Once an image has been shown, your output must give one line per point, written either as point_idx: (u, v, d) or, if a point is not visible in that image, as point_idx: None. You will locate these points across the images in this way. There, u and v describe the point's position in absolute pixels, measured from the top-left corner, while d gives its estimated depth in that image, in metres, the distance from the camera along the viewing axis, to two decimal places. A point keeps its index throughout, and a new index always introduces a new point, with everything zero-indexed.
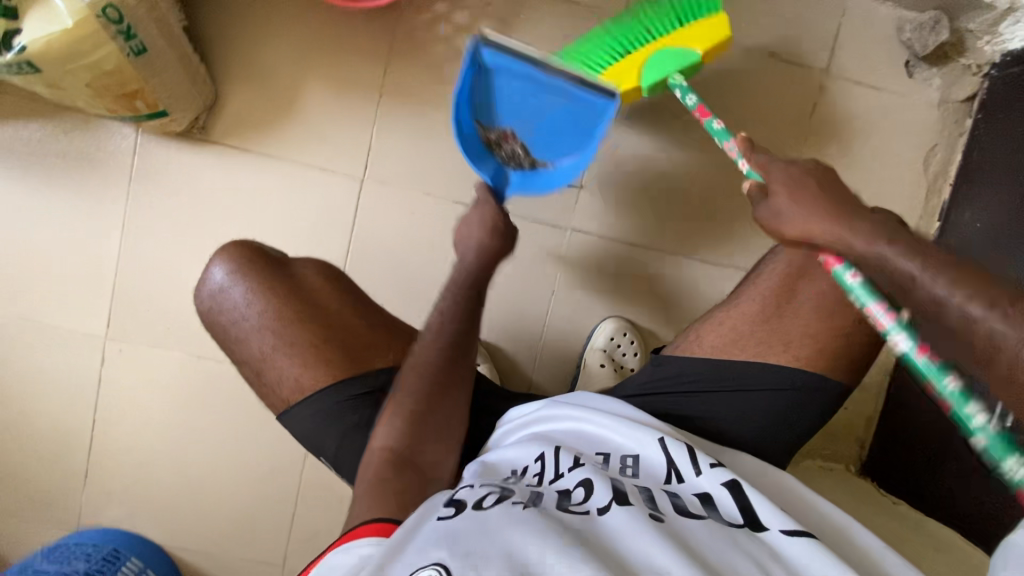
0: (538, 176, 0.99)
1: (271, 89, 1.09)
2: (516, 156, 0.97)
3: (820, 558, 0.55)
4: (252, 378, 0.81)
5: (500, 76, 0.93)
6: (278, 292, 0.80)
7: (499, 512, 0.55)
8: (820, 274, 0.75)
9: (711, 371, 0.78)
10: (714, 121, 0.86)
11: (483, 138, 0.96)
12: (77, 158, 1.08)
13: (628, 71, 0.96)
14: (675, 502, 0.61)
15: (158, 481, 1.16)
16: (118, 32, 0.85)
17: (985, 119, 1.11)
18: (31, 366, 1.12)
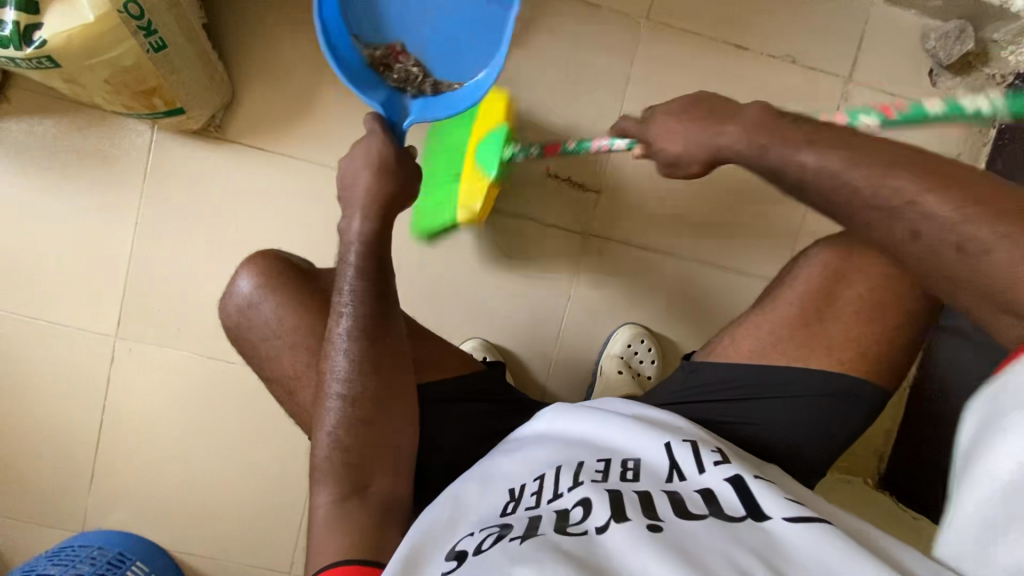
0: (441, 99, 0.84)
1: (289, 88, 1.08)
2: (410, 77, 0.83)
3: (828, 544, 0.51)
4: (283, 397, 0.79)
5: None
6: (310, 307, 0.79)
7: (498, 554, 0.53)
8: (858, 276, 0.74)
9: (755, 375, 0.76)
10: (565, 144, 0.92)
11: (368, 55, 0.83)
12: (92, 156, 1.07)
13: (474, 178, 1.02)
14: (676, 503, 0.58)
15: (165, 485, 1.15)
16: (139, 28, 0.84)
17: (1009, 129, 1.10)
18: (40, 365, 1.10)
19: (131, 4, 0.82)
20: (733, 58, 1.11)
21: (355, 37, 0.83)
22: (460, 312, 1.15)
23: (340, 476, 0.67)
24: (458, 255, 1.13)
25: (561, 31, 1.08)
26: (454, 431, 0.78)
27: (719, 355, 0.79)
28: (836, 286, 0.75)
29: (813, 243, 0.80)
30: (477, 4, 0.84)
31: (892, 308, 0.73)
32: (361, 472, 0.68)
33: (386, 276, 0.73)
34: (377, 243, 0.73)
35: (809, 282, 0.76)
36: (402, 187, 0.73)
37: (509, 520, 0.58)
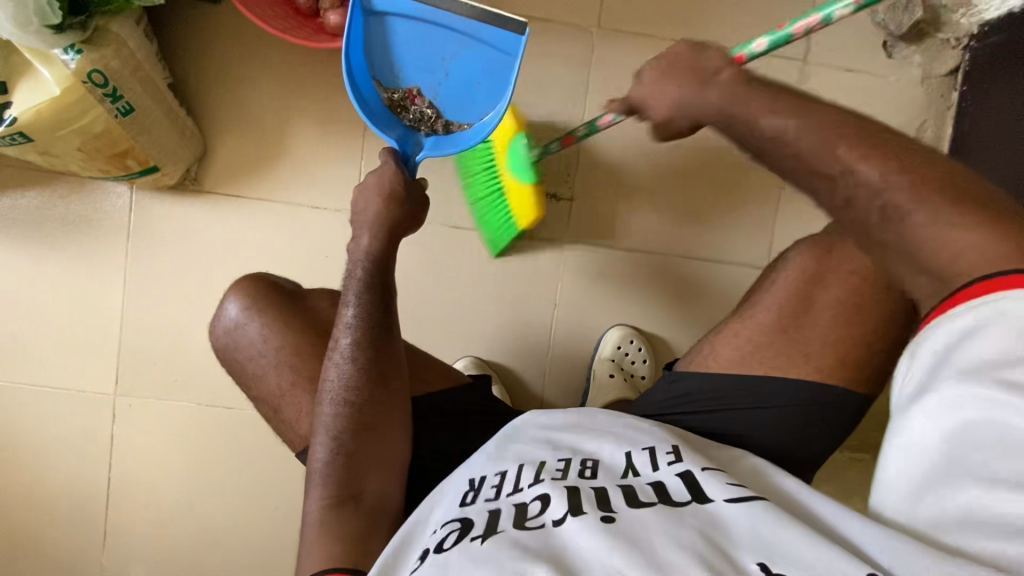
0: (452, 138, 0.86)
1: (259, 134, 1.11)
2: (424, 117, 0.86)
3: (764, 518, 0.53)
4: (269, 415, 0.81)
5: (397, 22, 0.83)
6: (294, 327, 0.80)
7: (458, 554, 0.54)
8: (834, 280, 0.74)
9: (736, 385, 0.76)
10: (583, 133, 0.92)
11: (387, 101, 0.86)
12: (76, 221, 1.10)
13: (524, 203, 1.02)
14: (627, 494, 0.59)
15: (178, 535, 1.15)
16: (104, 95, 0.88)
17: (971, 90, 1.11)
18: (44, 431, 1.12)
19: (95, 73, 0.86)
20: None
21: (377, 83, 0.85)
22: (450, 333, 1.16)
23: (329, 479, 0.68)
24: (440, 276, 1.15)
25: None
26: (445, 451, 0.78)
27: (699, 365, 0.80)
28: (812, 292, 0.75)
29: (790, 246, 0.81)
30: (484, 49, 0.82)
31: (872, 310, 0.72)
32: (351, 476, 0.68)
33: (388, 287, 0.76)
34: (383, 259, 0.75)
35: (785, 292, 0.77)
36: (410, 211, 0.75)
37: (469, 513, 0.60)
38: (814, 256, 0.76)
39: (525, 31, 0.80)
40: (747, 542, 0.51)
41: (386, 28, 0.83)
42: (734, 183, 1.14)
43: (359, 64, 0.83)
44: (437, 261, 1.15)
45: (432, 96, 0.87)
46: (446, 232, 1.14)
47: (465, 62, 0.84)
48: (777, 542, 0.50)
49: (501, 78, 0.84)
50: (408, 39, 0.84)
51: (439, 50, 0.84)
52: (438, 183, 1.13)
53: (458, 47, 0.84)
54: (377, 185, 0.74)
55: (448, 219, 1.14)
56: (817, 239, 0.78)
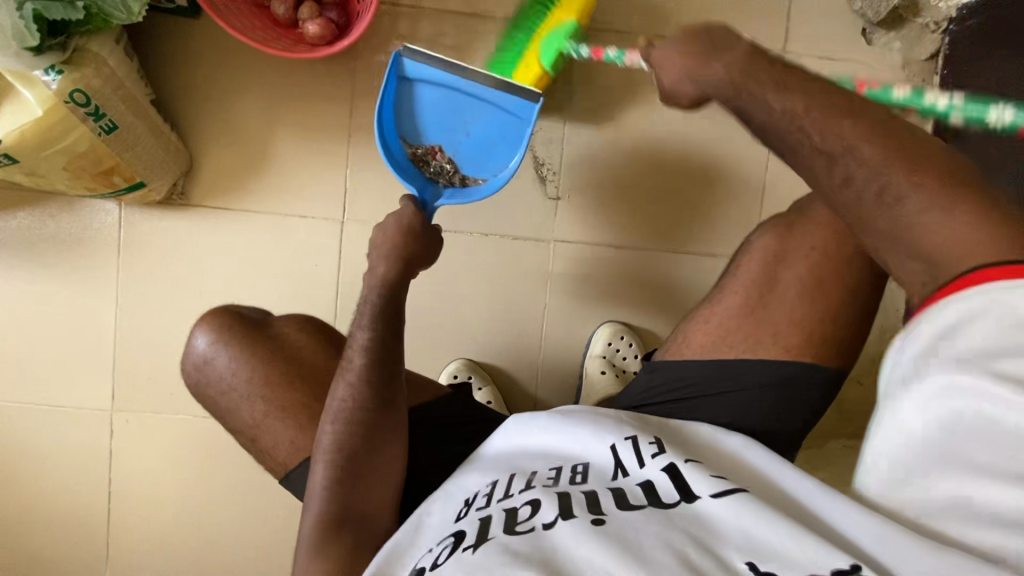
0: (469, 189, 0.91)
1: (244, 146, 1.11)
2: (443, 171, 0.91)
3: (750, 514, 0.53)
4: (249, 446, 0.81)
5: (425, 89, 0.92)
6: (263, 357, 0.81)
7: (451, 566, 0.55)
8: (796, 257, 0.76)
9: (708, 370, 0.78)
10: (609, 52, 0.88)
11: (410, 154, 0.91)
12: (66, 240, 1.11)
13: (528, 72, 1.02)
14: (617, 498, 0.59)
15: (180, 547, 1.16)
16: (87, 114, 0.89)
17: (952, 73, 1.12)
18: (43, 449, 1.13)
19: (77, 92, 0.87)
20: None
21: (403, 141, 0.92)
22: (441, 336, 1.17)
23: (324, 497, 0.68)
24: (429, 280, 1.16)
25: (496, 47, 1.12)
26: (434, 454, 0.79)
27: (675, 352, 0.82)
28: (776, 272, 0.77)
29: (754, 230, 0.83)
30: (504, 115, 0.92)
31: (834, 284, 0.74)
32: (348, 493, 0.69)
33: (398, 315, 0.77)
34: (396, 288, 0.76)
35: (749, 276, 0.79)
36: (424, 248, 0.77)
37: (462, 526, 0.61)
38: (775, 238, 0.79)
39: (540, 100, 0.89)
40: (737, 542, 0.51)
41: (414, 94, 0.92)
42: (719, 175, 1.15)
43: (388, 121, 0.90)
44: (427, 265, 1.15)
45: (451, 152, 0.93)
46: None
47: (485, 124, 0.93)
48: (762, 538, 0.50)
49: (517, 139, 0.92)
50: (435, 105, 0.92)
51: (461, 113, 0.93)
52: None
53: (478, 111, 0.92)
54: (392, 229, 0.76)
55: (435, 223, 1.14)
56: (774, 222, 0.80)
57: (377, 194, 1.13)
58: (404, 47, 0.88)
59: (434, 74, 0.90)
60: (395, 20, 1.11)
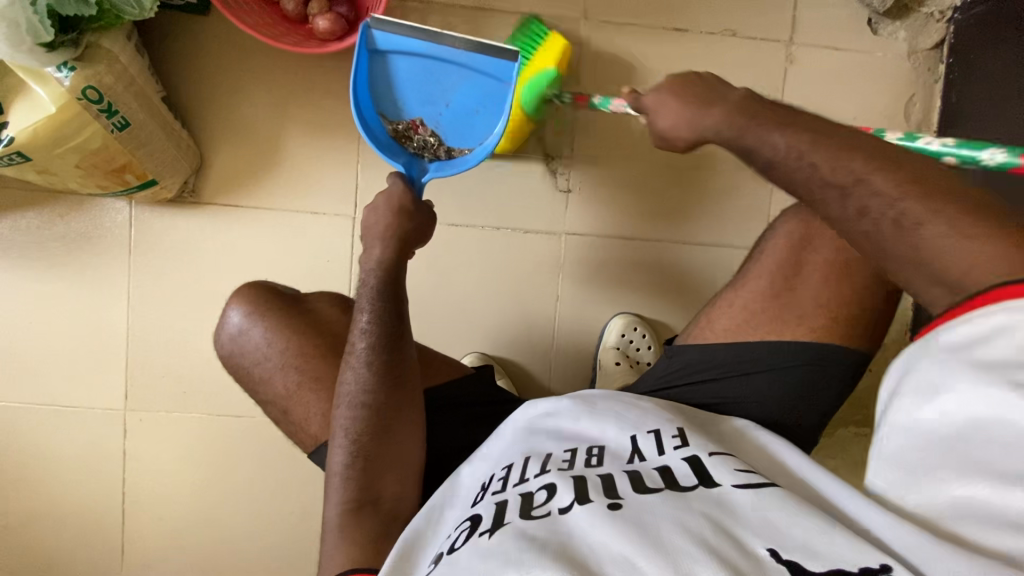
0: (456, 162, 0.87)
1: (254, 142, 1.11)
2: (427, 144, 0.88)
3: (773, 505, 0.53)
4: (279, 417, 0.82)
5: (399, 59, 0.87)
6: (299, 328, 0.82)
7: (468, 551, 0.55)
8: (820, 241, 0.77)
9: (734, 353, 0.78)
10: (593, 99, 0.92)
11: (391, 131, 0.87)
12: (76, 239, 1.11)
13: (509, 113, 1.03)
14: (633, 481, 0.59)
15: (194, 545, 1.16)
16: (99, 111, 0.88)
17: (958, 61, 1.13)
18: (56, 451, 1.13)
19: (89, 89, 0.86)
20: (676, 42, 1.14)
21: (381, 116, 0.88)
22: (455, 330, 1.17)
23: (342, 476, 0.69)
24: (442, 274, 1.16)
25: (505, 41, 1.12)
26: (457, 446, 0.79)
27: (698, 337, 0.82)
28: (800, 255, 0.77)
29: (776, 216, 0.83)
30: (483, 78, 0.87)
31: (856, 268, 0.75)
32: (364, 474, 0.69)
33: (400, 296, 0.75)
34: (395, 269, 0.75)
35: (773, 260, 0.79)
36: (418, 225, 0.76)
37: (479, 512, 0.61)
38: (798, 222, 0.79)
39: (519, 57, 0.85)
40: (755, 527, 0.51)
41: (388, 67, 0.87)
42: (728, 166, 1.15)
43: (365, 98, 0.86)
44: (439, 259, 1.15)
45: (433, 125, 0.90)
46: (447, 229, 1.15)
47: (465, 91, 0.89)
48: (784, 527, 0.50)
49: (500, 104, 0.88)
50: (411, 76, 0.88)
51: (440, 82, 0.88)
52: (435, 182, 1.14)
53: (457, 78, 0.88)
54: (387, 207, 0.74)
55: (448, 217, 1.15)
56: (796, 209, 0.81)
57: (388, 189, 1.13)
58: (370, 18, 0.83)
59: (405, 43, 0.85)
60: (404, 15, 1.11)
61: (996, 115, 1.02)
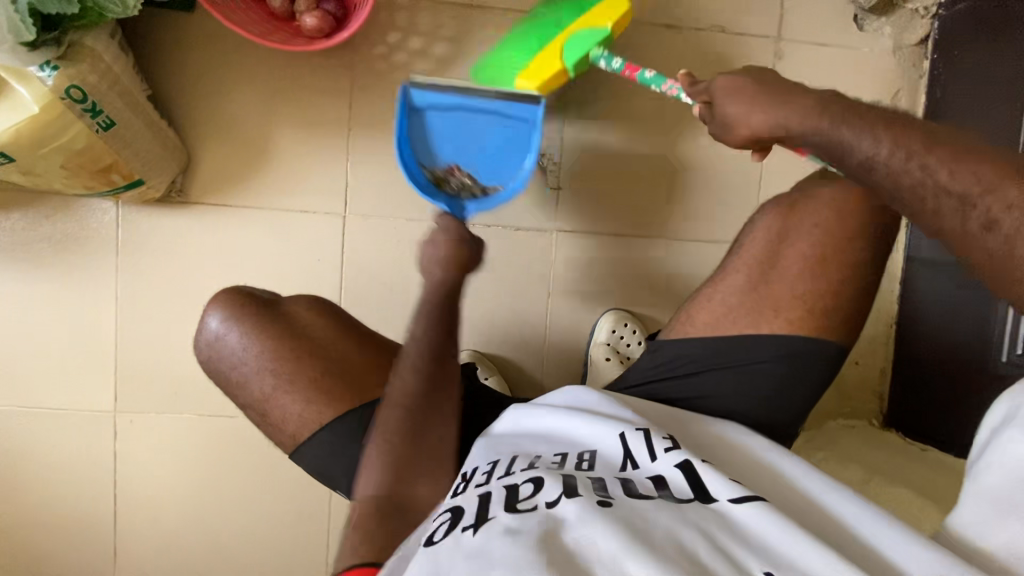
0: (492, 197, 0.98)
1: (243, 141, 1.10)
2: (464, 185, 0.98)
3: (770, 523, 0.55)
4: (257, 420, 0.83)
5: (434, 115, 0.97)
6: (273, 331, 0.82)
7: (451, 546, 0.55)
8: (797, 234, 0.78)
9: (713, 348, 0.79)
10: (646, 71, 0.88)
11: (432, 177, 0.98)
12: (62, 240, 1.09)
13: (549, 60, 0.96)
14: (626, 488, 0.60)
15: (187, 546, 1.16)
16: (84, 111, 0.87)
17: (942, 57, 1.15)
18: (45, 453, 1.12)
19: (73, 89, 0.85)
20: (665, 38, 1.15)
21: (420, 164, 0.98)
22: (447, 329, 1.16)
23: (377, 477, 0.68)
24: (433, 272, 1.15)
25: (495, 38, 1.12)
26: None
27: (679, 331, 0.82)
28: (779, 249, 0.78)
29: (756, 210, 0.84)
30: (509, 123, 0.98)
31: (835, 262, 0.75)
32: (401, 478, 0.69)
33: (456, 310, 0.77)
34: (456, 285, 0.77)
35: (753, 255, 0.80)
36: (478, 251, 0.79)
37: (461, 504, 0.61)
38: (777, 217, 0.80)
39: (541, 102, 0.96)
40: (753, 546, 0.53)
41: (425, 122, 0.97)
42: (718, 163, 1.16)
43: (408, 151, 0.97)
44: (431, 258, 1.15)
45: (468, 167, 1.00)
46: None
47: (494, 136, 0.99)
48: (777, 545, 0.53)
49: (527, 144, 0.99)
50: (446, 127, 0.98)
51: (472, 130, 0.99)
52: None
53: (487, 125, 0.98)
54: (450, 232, 0.77)
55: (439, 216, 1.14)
56: (780, 201, 0.81)
57: (378, 188, 1.13)
58: (408, 82, 0.94)
59: (440, 100, 0.96)
60: (393, 12, 1.10)
61: (979, 111, 1.04)
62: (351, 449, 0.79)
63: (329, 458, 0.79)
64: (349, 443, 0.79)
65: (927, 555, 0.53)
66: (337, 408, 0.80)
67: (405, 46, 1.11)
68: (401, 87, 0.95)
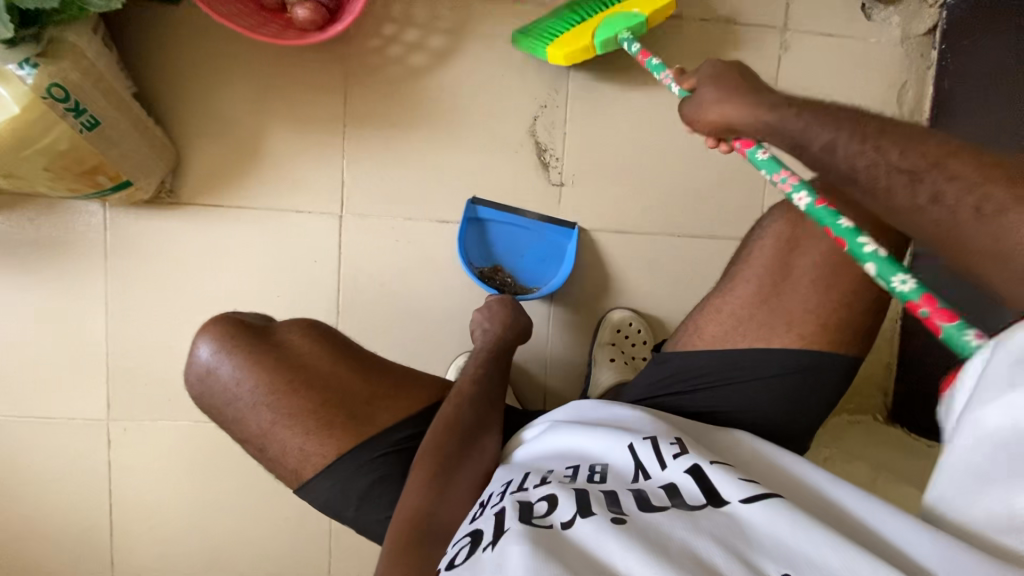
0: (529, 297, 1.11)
1: (233, 139, 1.07)
2: (507, 284, 1.12)
3: (781, 521, 0.51)
4: (257, 455, 0.80)
5: (490, 225, 1.12)
6: (266, 364, 0.79)
7: (470, 569, 0.53)
8: (808, 244, 0.75)
9: (721, 360, 0.78)
10: (652, 59, 0.89)
11: (479, 273, 1.10)
12: (49, 244, 1.06)
13: (583, 33, 1.03)
14: (639, 498, 0.58)
15: (186, 553, 1.13)
16: (67, 110, 0.83)
17: (951, 48, 1.12)
18: (38, 463, 1.09)
19: (55, 87, 0.82)
20: (669, 30, 1.12)
21: (471, 263, 1.10)
22: (447, 331, 1.13)
23: (420, 492, 0.70)
24: (433, 272, 1.12)
25: (493, 31, 1.09)
26: None
27: (686, 344, 0.81)
28: (790, 257, 0.76)
29: (764, 214, 0.82)
30: (551, 240, 1.13)
31: (850, 271, 0.73)
32: (439, 494, 0.69)
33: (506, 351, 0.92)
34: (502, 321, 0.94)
35: (764, 260, 0.78)
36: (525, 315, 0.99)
37: (478, 527, 0.59)
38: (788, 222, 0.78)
39: (579, 226, 1.13)
40: (767, 547, 0.49)
41: (481, 230, 1.12)
42: (721, 158, 1.14)
43: (462, 249, 1.10)
44: (430, 259, 1.12)
45: (511, 268, 1.13)
46: (437, 227, 1.11)
47: (535, 245, 1.14)
48: (795, 547, 0.49)
49: (562, 256, 1.14)
50: (497, 234, 1.13)
51: (518, 240, 1.13)
52: (423, 176, 1.10)
53: (531, 235, 1.13)
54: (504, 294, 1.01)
55: (438, 214, 1.11)
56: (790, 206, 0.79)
57: (375, 187, 1.09)
58: (472, 197, 1.11)
59: (496, 215, 1.12)
60: (388, 4, 1.07)
61: (990, 103, 1.02)
62: (356, 484, 0.77)
63: (335, 495, 0.78)
64: (353, 479, 0.77)
65: (928, 542, 0.47)
66: (338, 442, 0.77)
67: (401, 39, 1.08)
68: (465, 201, 1.11)
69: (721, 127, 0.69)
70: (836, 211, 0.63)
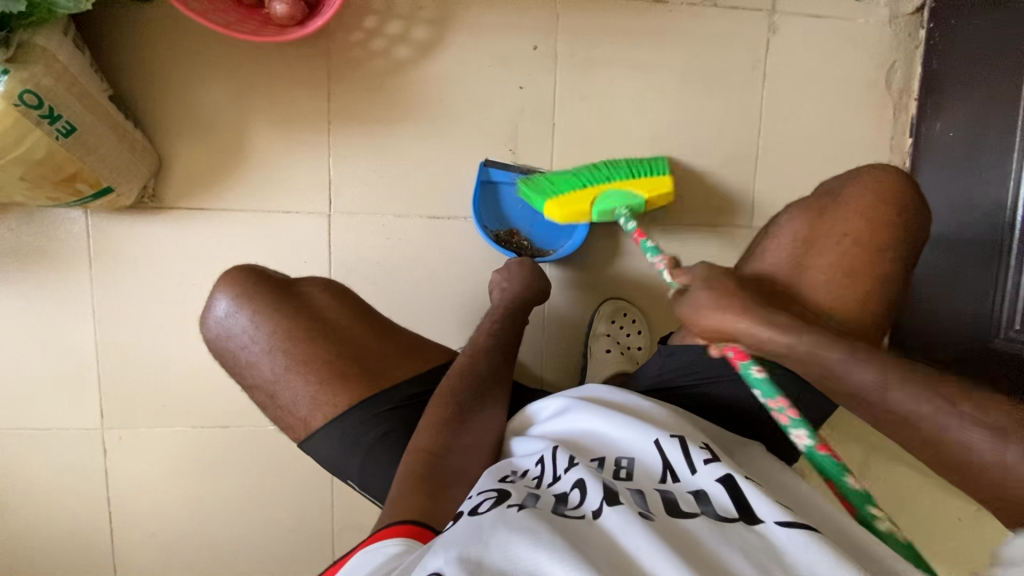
0: (544, 259, 1.12)
1: (216, 139, 1.04)
2: (523, 247, 1.12)
3: (817, 552, 0.49)
4: (264, 402, 0.80)
5: (505, 188, 1.11)
6: (287, 312, 0.79)
7: (493, 517, 0.52)
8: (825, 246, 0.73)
9: (728, 357, 0.77)
10: (646, 240, 0.86)
11: (495, 237, 1.11)
12: (31, 253, 1.03)
13: (579, 204, 1.00)
14: (667, 501, 0.56)
15: (188, 557, 1.14)
16: (41, 117, 0.81)
17: (939, 26, 1.12)
18: (33, 474, 1.08)
19: (27, 93, 0.79)
20: (655, 14, 1.10)
21: (486, 227, 1.10)
22: (442, 327, 1.13)
23: (432, 433, 0.72)
24: (425, 269, 1.11)
25: (477, 21, 1.07)
26: None
27: (695, 337, 0.81)
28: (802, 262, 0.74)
29: (784, 212, 0.80)
30: None
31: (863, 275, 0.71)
32: (452, 435, 0.71)
33: (521, 315, 0.95)
34: (516, 288, 0.99)
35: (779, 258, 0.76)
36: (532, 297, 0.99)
37: (506, 488, 0.58)
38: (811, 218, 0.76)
39: None
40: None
41: (496, 194, 1.12)
42: (711, 144, 1.14)
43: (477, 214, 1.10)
44: (422, 256, 1.11)
45: (527, 231, 1.13)
46: (428, 222, 1.10)
47: None
48: None
49: None
50: (513, 196, 1.12)
51: None
52: (411, 171, 1.09)
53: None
54: (519, 269, 1.01)
55: (429, 210, 1.10)
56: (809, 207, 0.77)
57: (364, 184, 1.08)
58: (485, 159, 1.09)
59: (511, 177, 1.10)
60: None
61: (981, 84, 1.02)
62: (365, 435, 0.77)
63: (343, 445, 0.77)
64: (360, 435, 0.77)
65: None
66: (349, 393, 0.78)
67: (383, 31, 1.05)
68: (479, 164, 1.10)
69: (714, 334, 0.64)
70: (842, 464, 0.62)
